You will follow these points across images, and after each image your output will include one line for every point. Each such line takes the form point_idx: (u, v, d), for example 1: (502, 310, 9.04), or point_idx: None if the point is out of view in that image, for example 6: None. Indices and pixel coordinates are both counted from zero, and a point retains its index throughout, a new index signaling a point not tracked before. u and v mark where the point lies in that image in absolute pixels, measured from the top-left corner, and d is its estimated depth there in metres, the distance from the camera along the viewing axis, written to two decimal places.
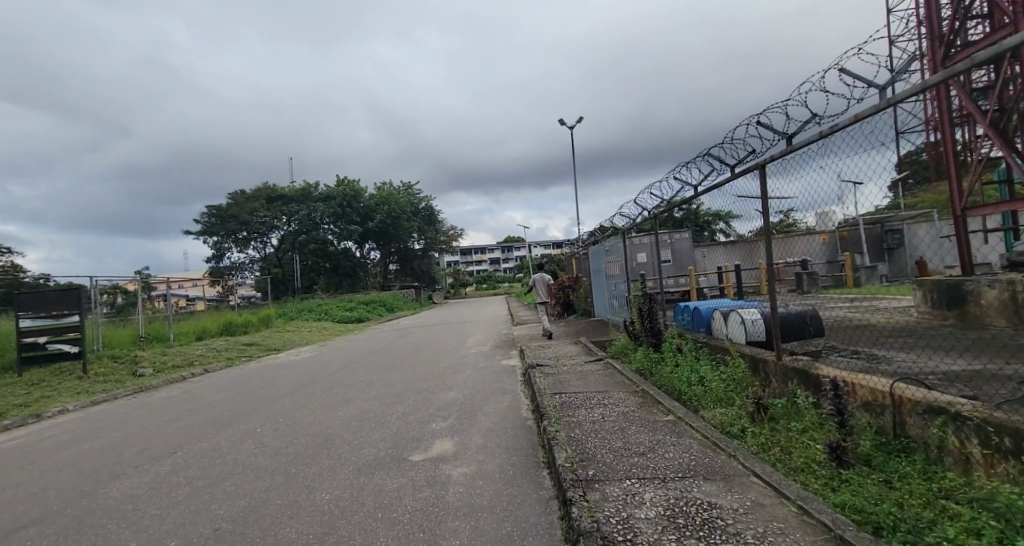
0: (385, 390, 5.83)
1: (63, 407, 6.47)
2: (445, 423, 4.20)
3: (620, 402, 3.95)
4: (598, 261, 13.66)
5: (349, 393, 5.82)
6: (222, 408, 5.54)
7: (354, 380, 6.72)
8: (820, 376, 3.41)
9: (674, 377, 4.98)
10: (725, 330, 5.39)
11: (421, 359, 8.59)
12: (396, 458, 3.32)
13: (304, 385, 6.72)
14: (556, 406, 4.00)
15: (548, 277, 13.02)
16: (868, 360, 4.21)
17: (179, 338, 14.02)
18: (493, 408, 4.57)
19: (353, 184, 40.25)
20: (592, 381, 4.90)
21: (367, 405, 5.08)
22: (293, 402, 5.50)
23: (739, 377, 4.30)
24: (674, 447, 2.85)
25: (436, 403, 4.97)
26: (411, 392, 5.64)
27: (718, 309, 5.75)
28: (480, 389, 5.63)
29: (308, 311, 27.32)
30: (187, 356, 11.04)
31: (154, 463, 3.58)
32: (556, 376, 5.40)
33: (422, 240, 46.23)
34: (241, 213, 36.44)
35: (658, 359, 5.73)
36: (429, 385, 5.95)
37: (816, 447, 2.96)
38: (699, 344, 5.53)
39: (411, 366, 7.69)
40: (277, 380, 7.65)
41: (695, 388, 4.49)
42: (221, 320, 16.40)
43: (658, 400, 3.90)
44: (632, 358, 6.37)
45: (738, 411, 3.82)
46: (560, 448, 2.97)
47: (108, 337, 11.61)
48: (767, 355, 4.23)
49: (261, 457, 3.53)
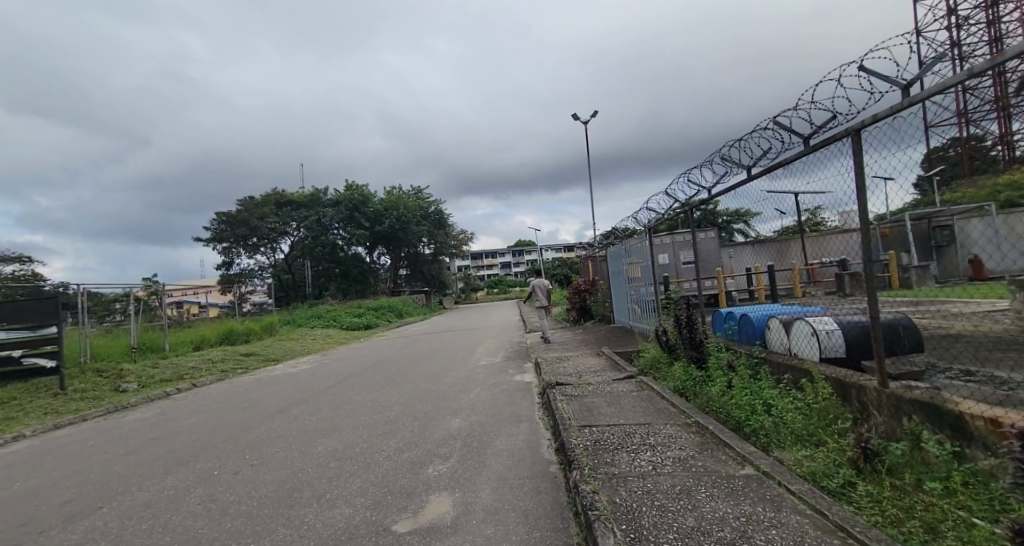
0: (379, 416, 4.96)
1: (19, 432, 5.73)
2: (445, 467, 3.30)
3: (673, 445, 2.99)
4: (616, 264, 12.73)
5: (336, 419, 4.95)
6: (185, 439, 4.72)
7: (346, 401, 5.86)
8: (964, 413, 2.41)
9: (729, 402, 4.01)
10: (788, 343, 4.41)
11: (425, 374, 7.70)
12: (373, 529, 2.42)
13: (290, 406, 5.89)
14: (586, 448, 3.07)
15: (544, 282, 12.91)
16: (993, 386, 3.20)
17: (175, 348, 13.41)
18: (506, 445, 3.65)
19: (362, 188, 40.03)
20: (627, 409, 3.96)
21: (353, 438, 4.20)
22: (270, 431, 4.67)
23: (822, 406, 3.31)
24: (778, 533, 1.86)
25: (436, 436, 4.07)
26: (407, 419, 4.76)
27: (777, 316, 4.76)
28: (490, 414, 4.72)
29: (318, 317, 26.86)
30: (179, 369, 10.36)
31: (61, 528, 2.73)
32: (581, 399, 4.48)
33: (431, 245, 45.64)
34: (252, 219, 35.74)
35: (702, 377, 4.79)
36: (429, 410, 5.06)
37: (989, 528, 1.95)
38: (754, 359, 4.56)
39: (412, 383, 6.82)
40: (263, 399, 6.86)
41: (761, 418, 3.53)
42: (221, 328, 15.78)
43: (724, 442, 2.93)
44: (668, 374, 5.43)
45: (835, 457, 2.82)
46: (604, 526, 2.03)
47: (98, 348, 11.04)
48: (861, 379, 3.24)
49: (196, 523, 2.65)
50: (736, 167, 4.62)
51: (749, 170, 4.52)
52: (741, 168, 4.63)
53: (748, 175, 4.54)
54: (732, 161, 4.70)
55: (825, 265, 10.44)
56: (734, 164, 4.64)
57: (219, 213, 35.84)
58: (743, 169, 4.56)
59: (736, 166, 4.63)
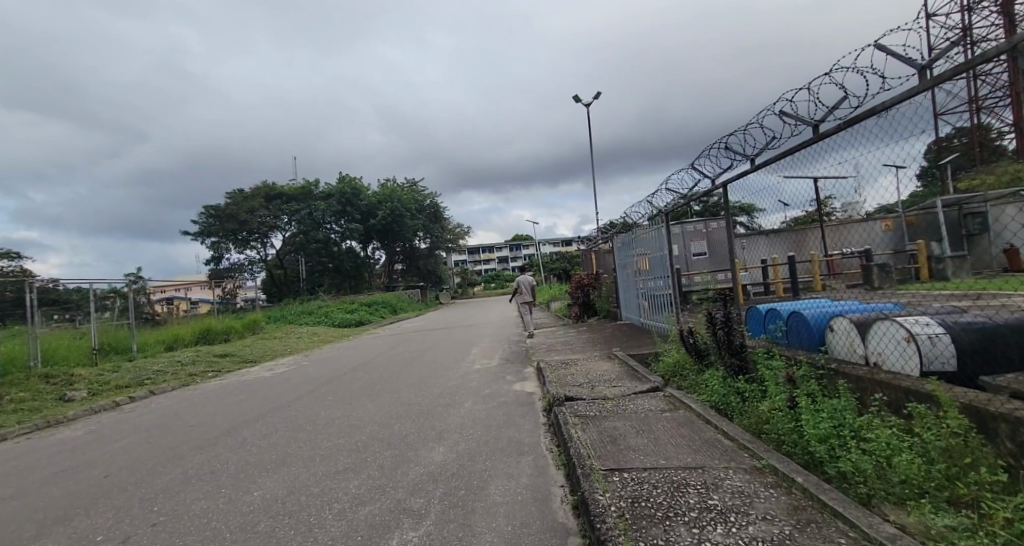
0: (344, 442, 3.96)
1: None
2: (417, 534, 2.31)
3: (750, 512, 1.99)
4: (622, 256, 11.72)
5: (290, 447, 3.94)
6: (93, 475, 3.70)
7: (309, 419, 4.84)
8: None
9: (800, 430, 3.06)
10: (866, 348, 3.42)
11: (410, 381, 6.69)
12: None
13: (245, 423, 4.91)
14: (618, 515, 2.09)
15: (529, 279, 12.75)
16: None
17: (144, 349, 12.37)
18: (504, 496, 2.65)
19: (354, 180, 38.80)
20: (665, 441, 2.97)
21: (302, 478, 3.19)
22: (203, 464, 3.65)
23: (947, 444, 2.35)
24: None
25: (413, 476, 3.08)
26: (379, 447, 3.75)
27: (845, 315, 3.78)
28: (484, 440, 3.72)
29: (308, 313, 25.88)
30: (140, 373, 9.32)
31: None
32: (600, 423, 3.50)
33: (428, 239, 44.54)
34: (240, 212, 34.42)
35: (751, 391, 3.84)
36: (408, 434, 4.05)
37: None
38: (822, 371, 3.56)
39: (393, 393, 5.83)
40: (218, 412, 5.85)
41: (855, 455, 2.57)
42: (198, 326, 14.75)
43: (831, 507, 1.93)
44: (700, 386, 4.49)
45: (1002, 535, 1.84)
46: None
47: (51, 351, 9.99)
48: (1017, 408, 2.24)
49: None
50: (801, 122, 3.44)
51: (816, 127, 3.40)
52: (806, 124, 3.47)
53: (817, 134, 3.37)
54: (793, 117, 3.54)
55: (846, 256, 9.61)
56: (796, 119, 3.46)
57: (207, 206, 34.62)
58: (810, 126, 3.40)
59: (801, 121, 3.45)
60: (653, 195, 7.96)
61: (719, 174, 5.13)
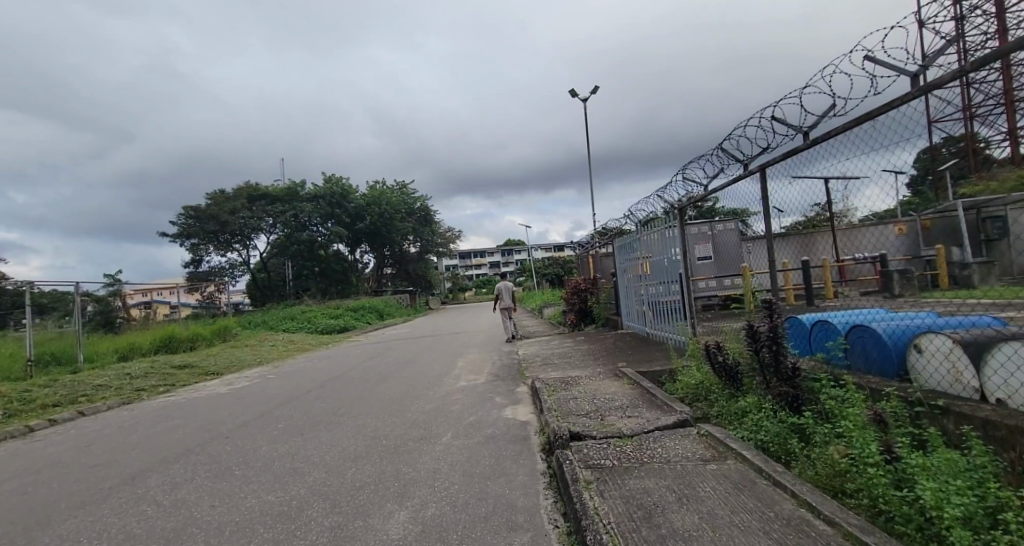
0: (274, 501, 2.91)
1: None
2: None
3: None
4: (622, 259, 10.80)
5: (196, 509, 2.86)
6: None
7: (242, 459, 3.76)
8: None
9: (916, 501, 2.10)
10: (985, 379, 2.49)
11: (384, 403, 5.63)
12: None
13: (160, 464, 3.81)
14: None
15: (510, 285, 11.99)
16: None
17: (92, 359, 11.07)
18: None
19: (342, 181, 37.66)
20: (731, 525, 1.98)
21: None
22: (62, 537, 2.56)
23: None
24: None
25: None
26: (319, 513, 2.70)
27: (940, 333, 2.87)
28: (464, 503, 2.70)
29: (290, 319, 24.58)
30: (75, 388, 8.09)
31: None
32: (623, 481, 2.52)
33: (418, 243, 43.55)
34: (221, 213, 32.89)
35: (821, 434, 2.88)
36: (363, 490, 3.00)
37: None
38: (921, 409, 2.65)
39: (358, 422, 4.77)
40: (141, 442, 4.73)
41: None
42: (160, 334, 13.47)
43: None
44: (744, 422, 3.52)
45: None
46: None
47: None
48: None
49: None
50: (894, 71, 2.60)
51: (914, 81, 2.59)
52: (901, 74, 2.62)
53: (918, 85, 2.53)
54: (886, 64, 2.69)
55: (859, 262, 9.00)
56: (889, 67, 2.62)
57: (187, 206, 33.05)
58: (908, 75, 2.57)
59: (895, 68, 2.61)
60: (664, 189, 7.09)
61: (756, 156, 4.25)
